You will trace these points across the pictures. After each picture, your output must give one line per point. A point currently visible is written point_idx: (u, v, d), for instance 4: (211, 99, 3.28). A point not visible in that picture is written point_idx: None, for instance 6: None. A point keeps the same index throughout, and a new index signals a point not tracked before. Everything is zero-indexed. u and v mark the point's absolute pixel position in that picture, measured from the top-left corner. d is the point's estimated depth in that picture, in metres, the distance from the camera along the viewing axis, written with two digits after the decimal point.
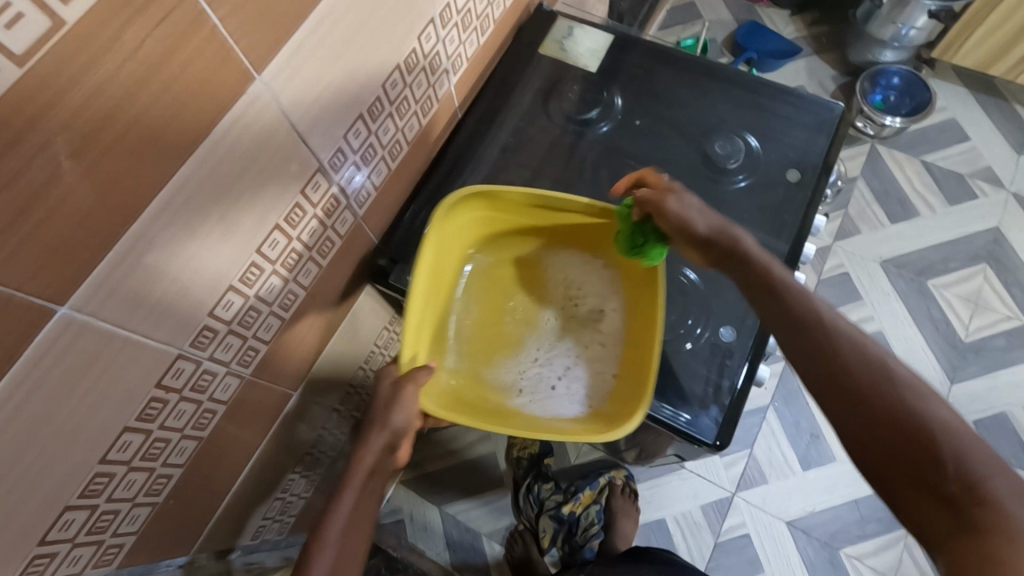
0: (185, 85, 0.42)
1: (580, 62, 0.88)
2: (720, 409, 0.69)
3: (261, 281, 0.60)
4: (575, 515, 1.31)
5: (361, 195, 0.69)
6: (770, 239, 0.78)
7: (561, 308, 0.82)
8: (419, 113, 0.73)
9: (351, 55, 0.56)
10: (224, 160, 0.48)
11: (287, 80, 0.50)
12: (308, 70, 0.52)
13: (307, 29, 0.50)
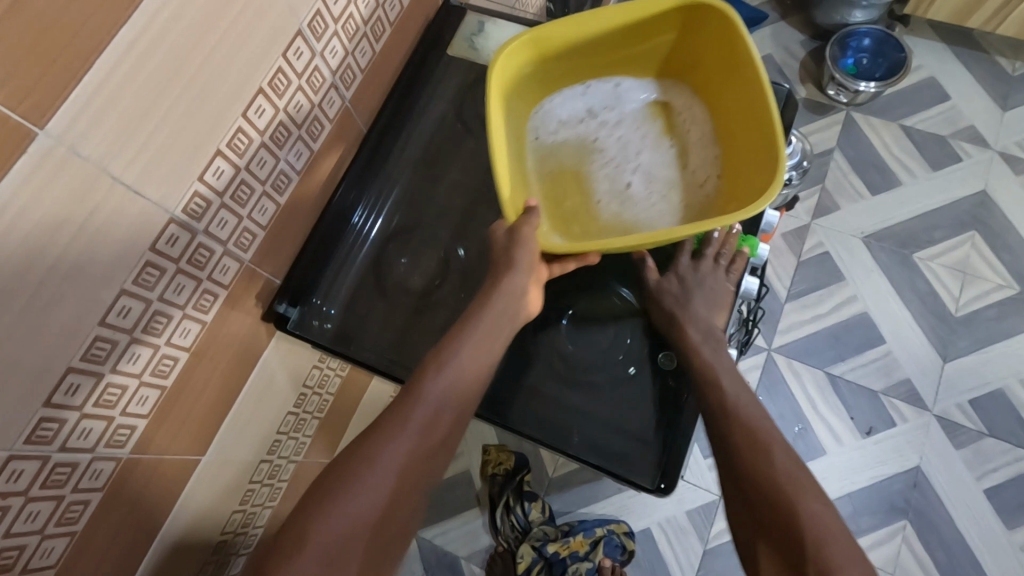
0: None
1: (491, 60, 0.77)
2: (662, 449, 0.61)
3: (118, 354, 0.52)
4: (559, 556, 1.23)
5: (242, 238, 0.61)
6: (712, 243, 0.69)
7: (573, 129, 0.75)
8: (306, 137, 0.65)
9: (186, 84, 0.48)
10: (17, 232, 0.40)
11: (93, 127, 0.42)
12: (122, 112, 0.44)
13: (106, 65, 0.42)
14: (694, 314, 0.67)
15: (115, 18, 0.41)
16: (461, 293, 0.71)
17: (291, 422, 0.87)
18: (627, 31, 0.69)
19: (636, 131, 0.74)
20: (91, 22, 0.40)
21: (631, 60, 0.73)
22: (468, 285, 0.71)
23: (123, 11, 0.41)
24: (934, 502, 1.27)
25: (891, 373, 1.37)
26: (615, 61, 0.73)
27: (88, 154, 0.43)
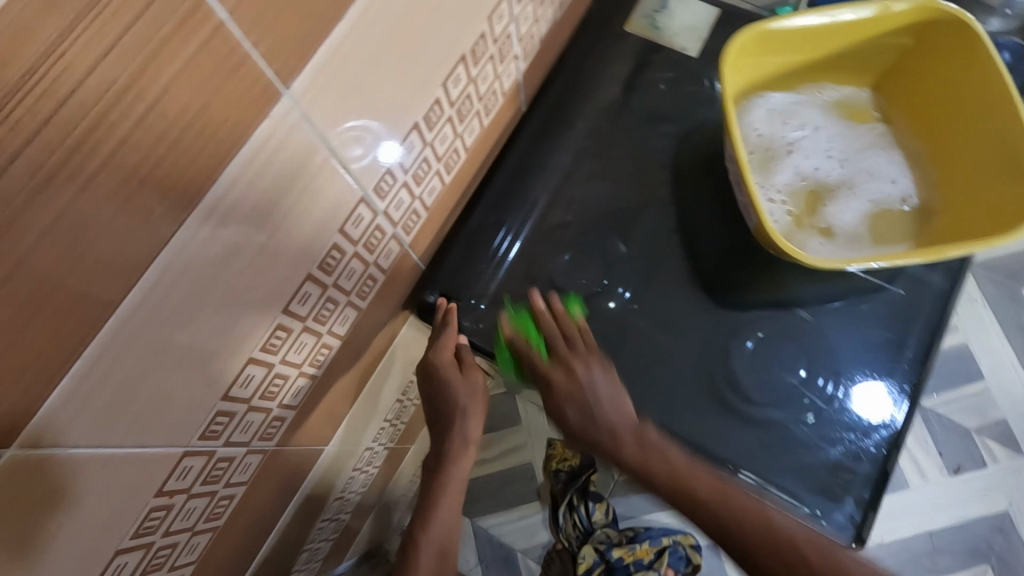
0: (174, 114, 0.27)
1: (675, 43, 0.68)
2: (857, 503, 0.54)
3: (289, 343, 0.46)
4: (624, 563, 1.19)
5: (410, 220, 0.55)
6: (921, 282, 0.60)
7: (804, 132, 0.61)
8: (480, 112, 0.58)
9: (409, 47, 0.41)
10: (240, 210, 0.34)
11: (325, 91, 0.35)
12: (353, 76, 0.37)
13: (350, 18, 0.34)
14: (899, 351, 0.58)
15: None
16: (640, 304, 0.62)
17: (394, 410, 0.82)
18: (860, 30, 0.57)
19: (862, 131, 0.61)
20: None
21: (859, 69, 0.62)
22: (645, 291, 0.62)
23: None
24: (1018, 550, 1.22)
25: (986, 413, 1.30)
26: (844, 65, 0.61)
27: (316, 124, 0.36)
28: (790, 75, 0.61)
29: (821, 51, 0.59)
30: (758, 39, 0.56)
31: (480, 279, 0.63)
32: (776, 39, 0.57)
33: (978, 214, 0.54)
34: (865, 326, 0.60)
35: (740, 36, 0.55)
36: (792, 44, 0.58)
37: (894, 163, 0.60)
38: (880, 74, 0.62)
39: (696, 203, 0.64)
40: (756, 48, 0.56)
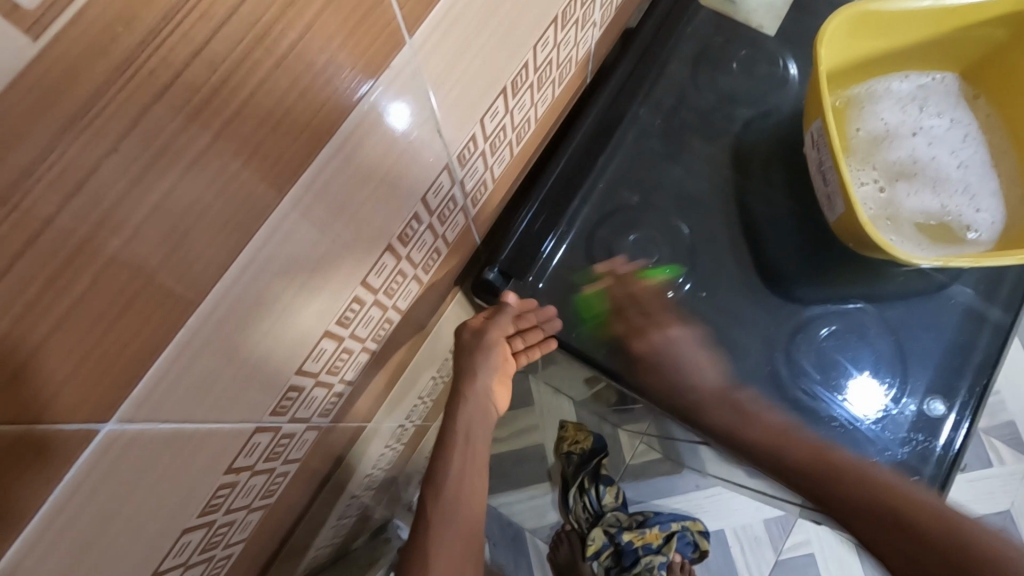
0: (316, 50, 0.25)
1: (752, 20, 0.66)
2: None
3: (359, 316, 0.44)
4: (634, 546, 1.19)
5: (479, 191, 0.52)
6: (989, 286, 0.59)
7: (885, 127, 0.60)
8: (556, 81, 0.55)
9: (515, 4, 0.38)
10: (351, 168, 0.31)
11: (439, 47, 0.33)
12: (464, 31, 0.34)
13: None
14: (967, 353, 0.57)
15: None
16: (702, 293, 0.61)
17: (426, 387, 0.79)
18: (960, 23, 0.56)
19: (954, 130, 0.59)
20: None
21: (949, 61, 0.60)
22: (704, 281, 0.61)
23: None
24: None
25: (995, 415, 1.31)
26: (935, 56, 0.59)
27: (425, 79, 0.33)
28: (876, 64, 0.59)
29: (912, 42, 0.57)
30: (851, 26, 0.54)
31: (540, 259, 0.61)
32: (872, 24, 0.55)
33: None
34: (932, 326, 0.59)
35: (834, 20, 0.53)
36: (884, 32, 0.56)
37: (980, 162, 0.58)
38: (973, 69, 0.60)
39: (764, 192, 0.63)
40: (851, 33, 0.55)
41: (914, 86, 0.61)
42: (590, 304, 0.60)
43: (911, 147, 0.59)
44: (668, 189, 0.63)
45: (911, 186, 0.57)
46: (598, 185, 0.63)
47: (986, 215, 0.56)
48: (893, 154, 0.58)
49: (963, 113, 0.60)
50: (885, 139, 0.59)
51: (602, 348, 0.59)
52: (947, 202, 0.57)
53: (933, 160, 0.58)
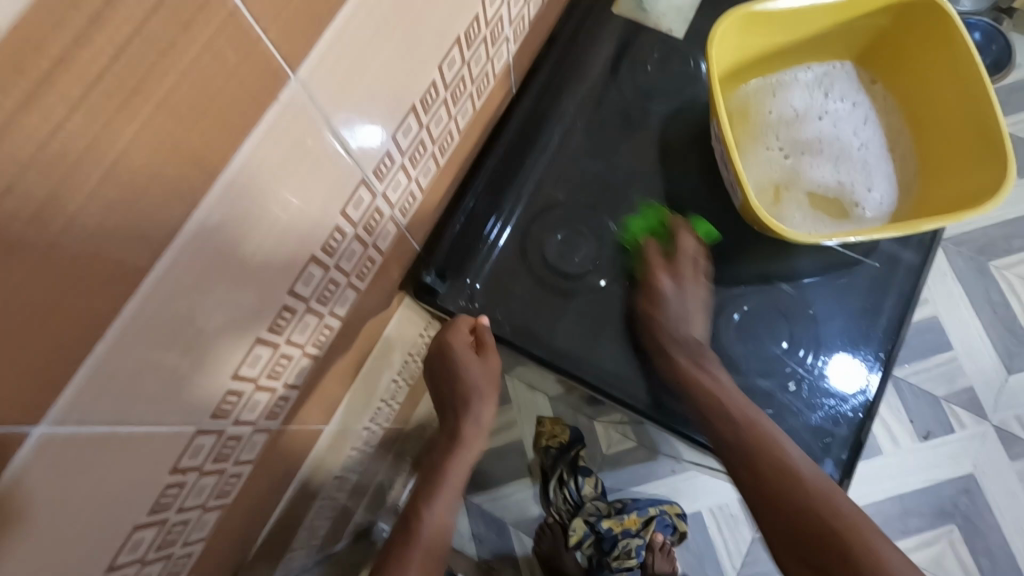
0: (211, 82, 0.29)
1: (660, 26, 0.70)
2: (836, 462, 0.58)
3: (294, 323, 0.48)
4: (614, 532, 1.23)
5: (406, 201, 0.56)
6: (894, 258, 0.64)
7: (792, 113, 0.63)
8: (473, 95, 0.59)
9: (407, 28, 0.42)
10: (258, 186, 0.36)
11: (330, 76, 0.37)
12: (356, 59, 0.39)
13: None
14: (875, 319, 0.62)
15: None
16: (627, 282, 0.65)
17: (389, 390, 0.83)
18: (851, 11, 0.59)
19: (856, 112, 0.63)
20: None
21: (846, 49, 0.63)
22: (631, 271, 0.65)
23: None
24: (983, 509, 1.29)
25: (954, 380, 1.36)
26: (832, 45, 0.63)
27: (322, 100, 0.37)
28: (777, 55, 0.63)
29: (807, 33, 0.61)
30: (742, 24, 0.58)
31: (476, 258, 0.65)
32: (763, 19, 0.59)
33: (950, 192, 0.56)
34: (843, 295, 0.63)
35: (724, 20, 0.57)
36: (775, 26, 0.60)
37: (880, 143, 0.62)
38: (872, 54, 0.63)
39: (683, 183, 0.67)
40: (746, 28, 0.59)
41: (817, 73, 0.64)
42: (526, 298, 0.64)
43: (815, 132, 0.62)
44: (593, 186, 0.67)
45: (813, 170, 0.61)
46: (527, 188, 0.67)
47: (880, 193, 0.60)
48: (798, 138, 0.62)
49: (863, 97, 0.63)
50: (791, 124, 0.63)
51: (537, 339, 0.63)
52: (847, 182, 0.60)
53: (837, 141, 0.62)
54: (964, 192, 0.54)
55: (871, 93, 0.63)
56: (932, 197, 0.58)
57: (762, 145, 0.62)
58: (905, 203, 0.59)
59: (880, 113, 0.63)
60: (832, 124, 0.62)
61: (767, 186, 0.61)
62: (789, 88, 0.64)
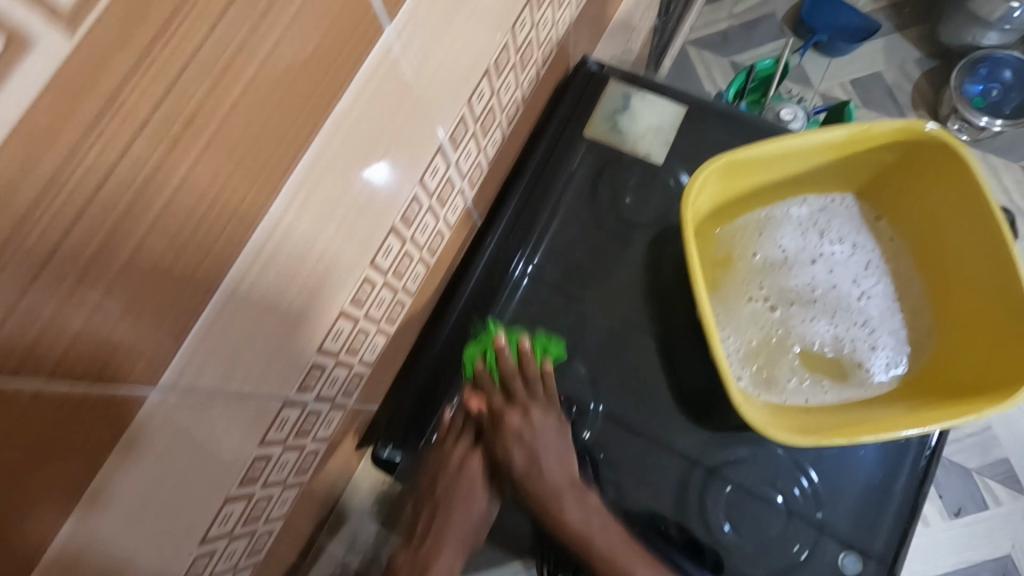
0: (36, 441, 0.24)
1: (638, 149, 0.63)
2: None
3: (216, 559, 0.44)
4: None
5: (351, 385, 0.50)
6: None
7: (781, 257, 0.56)
8: (425, 256, 0.53)
9: (318, 257, 0.37)
10: (133, 496, 0.31)
11: (207, 359, 0.31)
12: (251, 317, 0.34)
13: (241, 264, 0.31)
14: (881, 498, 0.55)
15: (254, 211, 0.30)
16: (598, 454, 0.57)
17: None
18: (849, 150, 0.53)
19: (854, 255, 0.56)
20: (225, 218, 0.28)
21: (844, 183, 0.57)
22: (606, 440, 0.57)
23: (265, 188, 0.30)
24: None
25: (987, 452, 1.26)
26: (827, 178, 0.56)
27: (209, 375, 0.32)
28: (765, 191, 0.56)
29: (798, 170, 0.54)
30: (723, 171, 0.52)
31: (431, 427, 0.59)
32: (746, 164, 0.52)
33: (969, 363, 0.49)
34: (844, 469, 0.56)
35: (706, 167, 0.50)
36: (761, 168, 0.53)
37: (882, 293, 0.55)
38: (872, 189, 0.57)
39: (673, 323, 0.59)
40: (730, 172, 0.52)
41: (812, 208, 0.58)
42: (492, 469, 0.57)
43: (808, 280, 0.56)
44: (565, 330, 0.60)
45: (805, 326, 0.55)
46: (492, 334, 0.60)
47: (884, 352, 0.54)
48: (790, 287, 0.56)
49: (862, 238, 0.57)
50: (783, 269, 0.56)
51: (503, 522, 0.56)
52: (845, 340, 0.54)
53: (833, 291, 0.56)
54: (987, 369, 0.47)
55: (870, 232, 0.57)
56: (947, 364, 0.51)
57: (749, 296, 0.56)
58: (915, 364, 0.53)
59: (880, 256, 0.56)
60: (828, 270, 0.56)
61: (756, 344, 0.54)
62: (779, 226, 0.57)
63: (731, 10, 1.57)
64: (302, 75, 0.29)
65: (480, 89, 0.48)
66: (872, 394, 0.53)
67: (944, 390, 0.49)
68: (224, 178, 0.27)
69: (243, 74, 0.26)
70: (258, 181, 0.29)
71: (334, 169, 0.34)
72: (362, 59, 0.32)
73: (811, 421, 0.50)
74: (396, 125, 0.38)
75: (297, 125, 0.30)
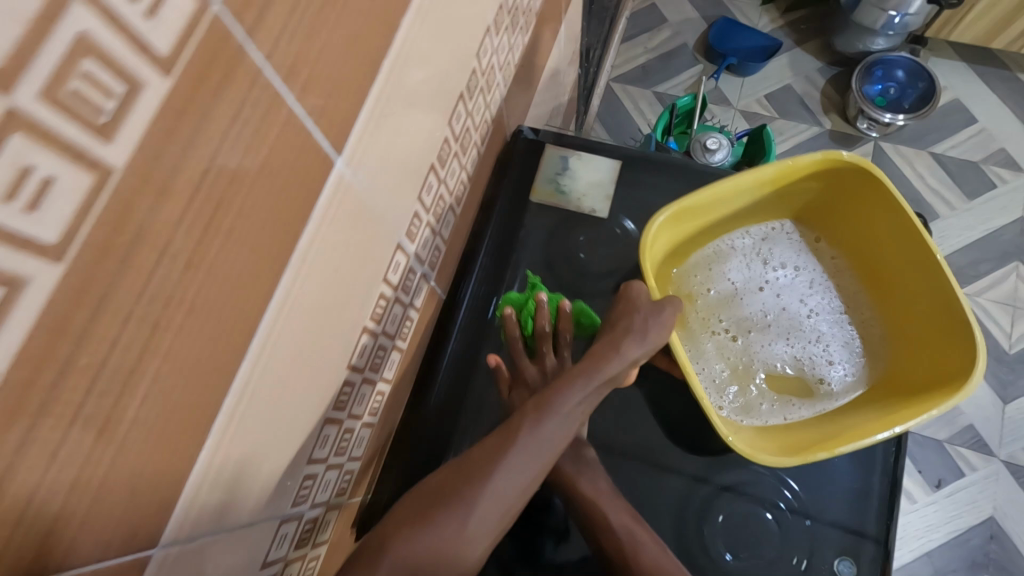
0: None
1: (583, 206, 0.67)
2: None
3: None
4: None
5: (342, 484, 0.51)
6: None
7: (732, 288, 0.60)
8: (397, 343, 0.54)
9: (299, 376, 0.37)
10: None
11: (205, 506, 0.31)
12: (242, 457, 0.33)
13: (230, 407, 0.30)
14: (864, 492, 0.58)
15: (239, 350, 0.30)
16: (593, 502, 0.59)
17: None
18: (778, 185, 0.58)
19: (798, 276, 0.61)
20: (217, 376, 0.29)
21: (780, 211, 0.62)
22: None
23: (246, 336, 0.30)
24: (1012, 554, 1.24)
25: (955, 421, 1.32)
26: (762, 211, 0.61)
27: (206, 525, 0.32)
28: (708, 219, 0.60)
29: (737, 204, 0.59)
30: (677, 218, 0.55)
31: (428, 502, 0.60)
32: (689, 210, 0.56)
33: (914, 365, 0.54)
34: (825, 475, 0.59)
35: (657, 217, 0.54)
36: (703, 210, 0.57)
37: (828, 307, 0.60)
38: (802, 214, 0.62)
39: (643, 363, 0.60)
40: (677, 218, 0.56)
41: (754, 237, 0.62)
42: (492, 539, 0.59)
43: (761, 306, 0.60)
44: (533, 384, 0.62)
45: (766, 350, 0.58)
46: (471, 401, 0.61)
47: (840, 364, 0.58)
48: (746, 317, 0.59)
49: (803, 259, 0.62)
50: (735, 300, 0.60)
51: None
52: (805, 357, 0.58)
53: (785, 312, 0.60)
54: (931, 375, 0.52)
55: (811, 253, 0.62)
56: (900, 374, 0.55)
57: (711, 330, 0.59)
58: (872, 371, 0.58)
59: (823, 275, 0.61)
60: (776, 294, 0.61)
61: (727, 373, 0.58)
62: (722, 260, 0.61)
63: (646, 46, 1.68)
64: (272, 222, 0.30)
65: (429, 183, 0.51)
66: (839, 405, 0.57)
67: (902, 394, 0.53)
68: (217, 336, 0.28)
69: (215, 244, 0.26)
70: (240, 331, 0.30)
71: (308, 291, 0.35)
72: (323, 185, 0.34)
73: (795, 439, 0.53)
74: (360, 236, 0.40)
75: (272, 265, 0.31)
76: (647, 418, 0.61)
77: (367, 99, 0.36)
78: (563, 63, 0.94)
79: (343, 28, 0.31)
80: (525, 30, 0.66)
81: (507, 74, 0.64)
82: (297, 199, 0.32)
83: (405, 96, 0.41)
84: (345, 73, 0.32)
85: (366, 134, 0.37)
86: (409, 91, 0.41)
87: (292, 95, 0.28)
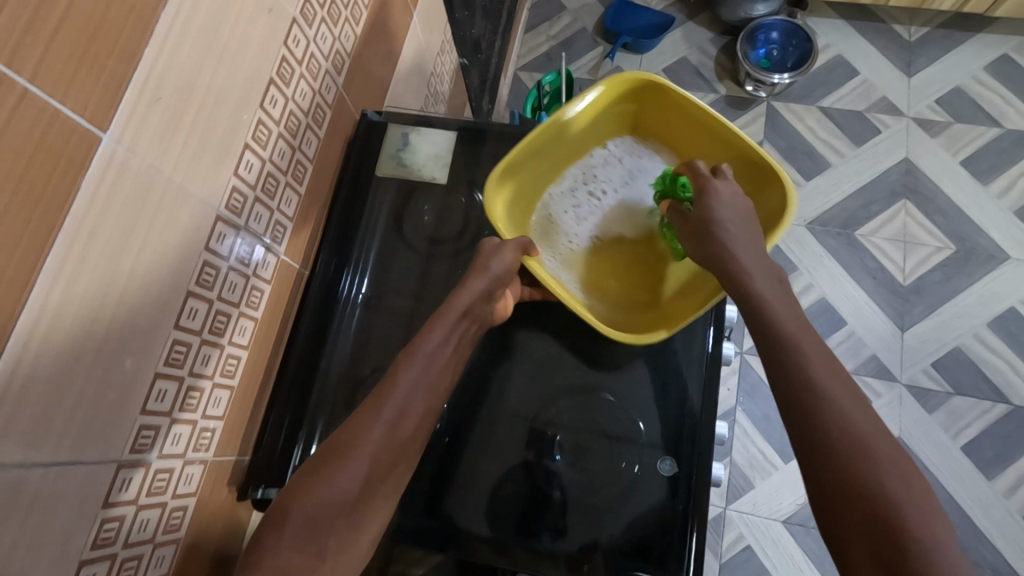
0: None
1: (424, 174, 0.77)
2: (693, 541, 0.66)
3: None
4: None
5: (200, 440, 0.57)
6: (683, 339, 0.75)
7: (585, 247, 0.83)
8: (246, 311, 0.60)
9: (113, 318, 0.44)
10: None
11: (18, 415, 0.38)
12: (47, 388, 0.40)
13: (15, 349, 0.37)
14: (685, 396, 0.72)
15: (26, 284, 0.37)
16: (475, 438, 0.72)
17: None
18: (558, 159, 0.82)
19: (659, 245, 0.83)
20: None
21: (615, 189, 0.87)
22: (476, 419, 0.72)
23: (20, 289, 0.36)
24: (920, 470, 1.32)
25: (858, 353, 1.41)
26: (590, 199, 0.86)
27: (27, 461, 0.39)
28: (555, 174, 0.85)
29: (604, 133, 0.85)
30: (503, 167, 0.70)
31: None
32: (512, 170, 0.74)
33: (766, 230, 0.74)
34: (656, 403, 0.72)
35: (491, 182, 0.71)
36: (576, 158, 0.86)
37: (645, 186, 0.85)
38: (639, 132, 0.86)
39: None
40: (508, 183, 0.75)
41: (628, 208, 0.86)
42: None
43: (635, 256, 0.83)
44: None
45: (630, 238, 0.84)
46: None
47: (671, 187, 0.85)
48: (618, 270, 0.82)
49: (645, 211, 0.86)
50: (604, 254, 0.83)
51: (423, 531, 0.68)
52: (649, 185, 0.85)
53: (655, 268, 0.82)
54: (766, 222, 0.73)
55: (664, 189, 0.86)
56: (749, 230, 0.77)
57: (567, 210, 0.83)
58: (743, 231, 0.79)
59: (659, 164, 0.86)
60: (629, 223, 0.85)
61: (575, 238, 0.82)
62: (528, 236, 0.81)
63: (547, 33, 1.75)
64: (27, 178, 0.36)
65: (248, 160, 0.56)
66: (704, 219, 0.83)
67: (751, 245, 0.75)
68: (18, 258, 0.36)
69: None
70: (18, 255, 0.36)
71: (88, 263, 0.41)
72: (87, 162, 0.39)
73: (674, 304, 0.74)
74: (151, 217, 0.46)
75: (36, 223, 0.37)
76: (511, 353, 0.76)
77: (127, 84, 0.41)
78: (429, 52, 1.01)
79: (76, 16, 0.37)
80: (356, 22, 0.72)
81: (342, 63, 0.70)
82: (52, 164, 0.37)
83: (181, 87, 0.46)
84: (82, 52, 0.38)
85: (134, 116, 0.42)
86: (183, 83, 0.46)
87: (21, 78, 0.35)
